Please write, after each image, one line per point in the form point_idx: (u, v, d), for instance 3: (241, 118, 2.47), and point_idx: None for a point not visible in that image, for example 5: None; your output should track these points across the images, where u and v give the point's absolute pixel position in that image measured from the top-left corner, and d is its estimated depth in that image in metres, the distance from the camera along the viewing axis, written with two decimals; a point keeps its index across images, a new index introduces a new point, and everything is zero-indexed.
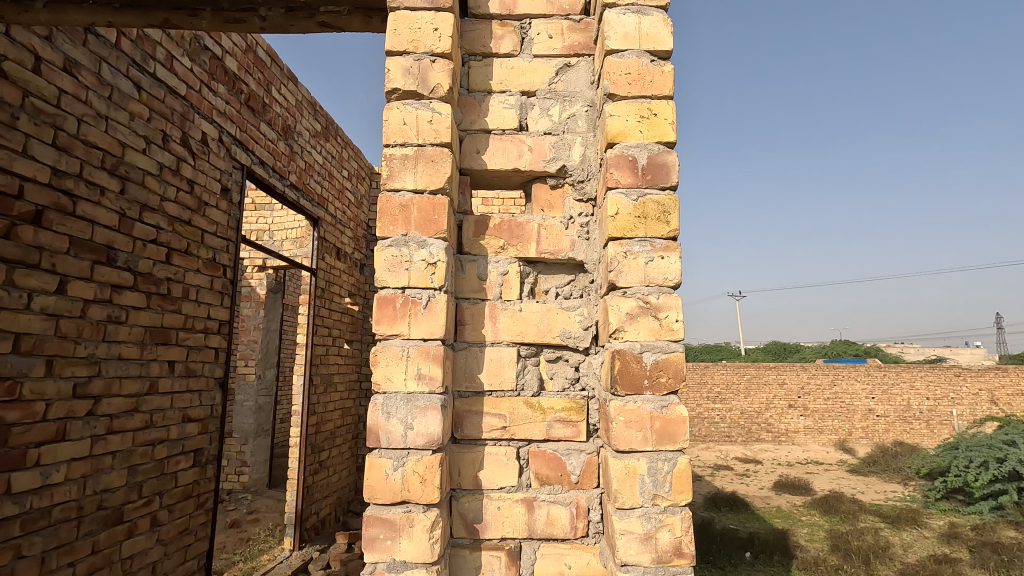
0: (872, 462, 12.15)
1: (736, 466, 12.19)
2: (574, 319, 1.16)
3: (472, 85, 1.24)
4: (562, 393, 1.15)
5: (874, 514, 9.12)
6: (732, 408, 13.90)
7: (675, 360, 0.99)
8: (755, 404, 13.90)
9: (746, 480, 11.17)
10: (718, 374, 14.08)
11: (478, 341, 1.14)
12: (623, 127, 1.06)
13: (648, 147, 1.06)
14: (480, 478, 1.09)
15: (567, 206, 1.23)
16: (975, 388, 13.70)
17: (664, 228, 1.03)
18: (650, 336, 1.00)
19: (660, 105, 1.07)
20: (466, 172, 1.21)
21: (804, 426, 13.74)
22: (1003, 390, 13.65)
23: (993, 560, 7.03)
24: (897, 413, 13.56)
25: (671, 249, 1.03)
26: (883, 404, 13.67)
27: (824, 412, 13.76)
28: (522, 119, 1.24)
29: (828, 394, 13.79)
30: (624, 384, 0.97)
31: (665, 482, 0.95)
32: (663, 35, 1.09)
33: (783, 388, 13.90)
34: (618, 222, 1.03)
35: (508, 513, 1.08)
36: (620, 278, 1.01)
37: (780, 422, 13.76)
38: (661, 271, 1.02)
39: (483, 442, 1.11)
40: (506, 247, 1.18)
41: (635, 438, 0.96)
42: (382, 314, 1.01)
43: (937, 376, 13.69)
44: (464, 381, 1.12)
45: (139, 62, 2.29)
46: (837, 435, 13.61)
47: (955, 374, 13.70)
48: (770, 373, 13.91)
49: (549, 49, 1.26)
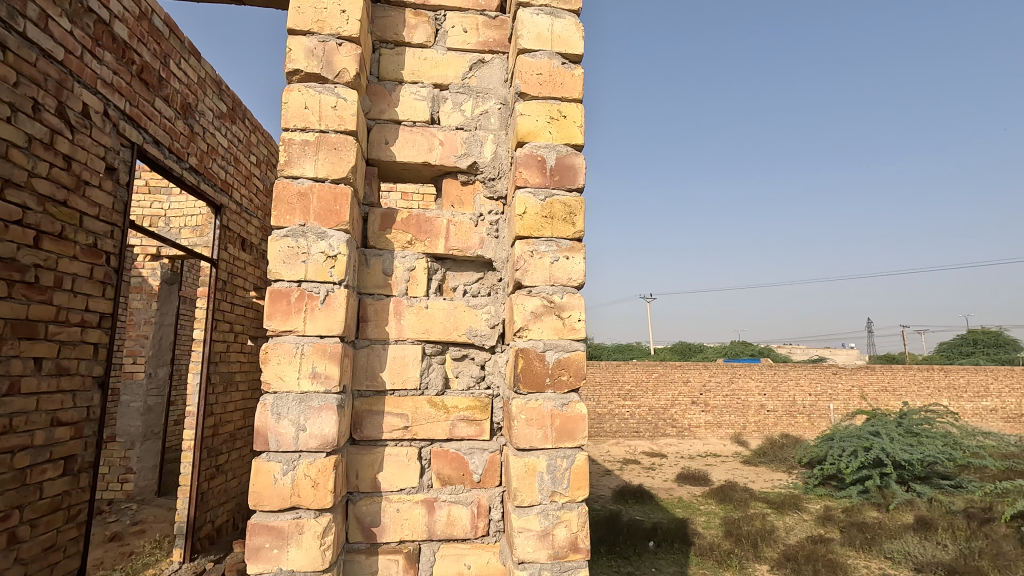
0: (762, 453, 13.26)
1: (643, 460, 12.83)
2: (480, 317, 1.16)
3: (383, 73, 1.20)
4: (467, 391, 1.14)
5: (762, 501, 9.97)
6: (641, 404, 14.57)
7: (576, 359, 1.01)
8: (662, 401, 14.67)
9: (652, 473, 11.81)
10: (629, 372, 14.68)
11: (380, 338, 1.10)
12: (533, 127, 1.07)
13: (557, 148, 1.07)
14: (379, 480, 1.05)
15: (477, 204, 1.21)
16: (849, 385, 15.33)
17: (570, 229, 1.05)
18: (553, 335, 1.01)
19: (569, 108, 1.09)
20: (373, 163, 1.17)
21: (704, 421, 14.71)
22: (870, 386, 15.38)
23: (859, 539, 7.96)
24: (784, 408, 14.90)
25: (575, 251, 1.04)
26: (773, 399, 14.95)
27: (722, 408, 14.83)
28: (434, 112, 1.21)
29: (726, 391, 14.87)
30: (526, 383, 0.98)
31: (563, 479, 0.96)
32: (574, 39, 1.11)
33: (687, 386, 14.80)
34: (525, 221, 1.03)
35: (407, 515, 1.05)
36: (526, 277, 1.02)
37: (683, 418, 14.63)
38: (565, 272, 1.03)
39: (384, 443, 1.07)
40: (414, 242, 1.15)
41: (536, 436, 0.97)
42: (275, 309, 0.95)
43: (819, 375, 15.17)
44: (364, 380, 1.08)
45: (3, 19, 2.00)
46: (733, 429, 14.72)
47: (833, 372, 15.25)
48: (676, 371, 14.76)
49: (464, 43, 1.24)
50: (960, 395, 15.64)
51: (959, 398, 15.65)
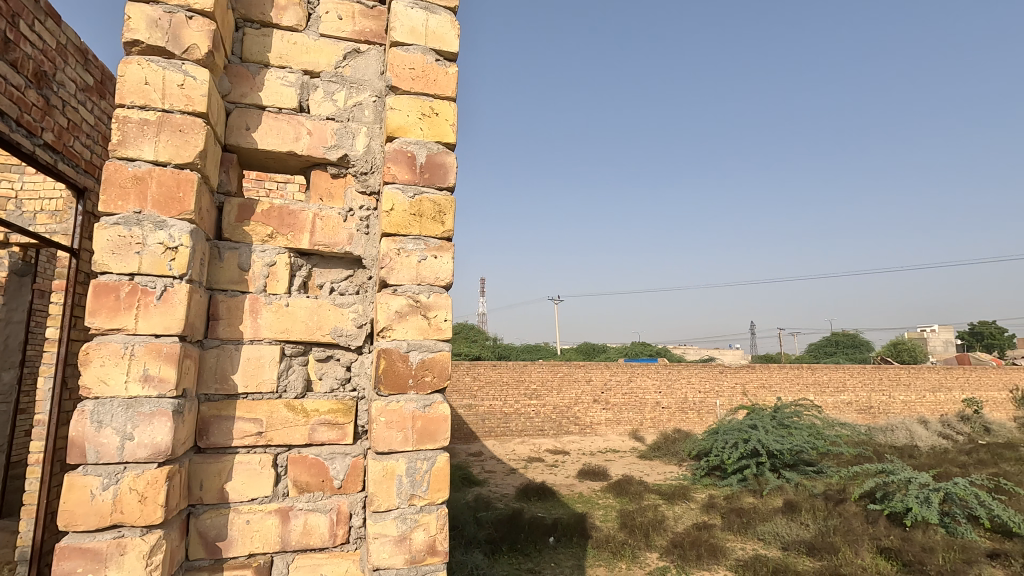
0: (656, 447, 14.11)
1: (547, 458, 13.17)
2: (347, 316, 1.11)
3: (246, 54, 1.12)
4: (330, 394, 1.09)
5: (655, 492, 10.61)
6: (546, 403, 14.91)
7: (440, 360, 1.00)
8: (566, 400, 15.14)
9: (555, 470, 12.15)
10: (535, 371, 14.97)
11: (233, 338, 1.03)
12: (404, 123, 1.04)
13: (427, 146, 1.05)
14: (226, 490, 0.98)
15: (349, 198, 1.16)
16: (733, 382, 16.72)
17: (438, 228, 1.03)
18: (418, 336, 0.99)
19: (442, 105, 1.07)
20: (231, 149, 1.08)
21: (605, 418, 15.35)
22: (751, 383, 16.88)
23: (736, 523, 8.72)
24: (677, 404, 15.95)
25: (444, 250, 1.03)
26: (667, 397, 15.95)
27: (621, 406, 15.57)
28: (303, 100, 1.15)
29: (625, 389, 15.65)
30: (388, 385, 0.95)
31: (422, 482, 0.95)
32: (449, 36, 1.10)
33: (590, 385, 15.38)
34: (393, 218, 1.01)
35: (258, 527, 0.99)
36: (391, 275, 0.99)
37: (586, 416, 15.19)
38: (432, 271, 1.02)
39: (234, 451, 1.00)
40: (275, 235, 1.09)
41: (396, 439, 0.95)
42: (98, 304, 0.85)
43: (707, 373, 16.40)
44: (213, 383, 1.00)
45: None
46: (631, 425, 15.52)
47: (719, 371, 16.56)
48: (579, 370, 15.28)
49: (338, 30, 1.19)
50: (824, 391, 17.59)
51: (822, 393, 17.61)
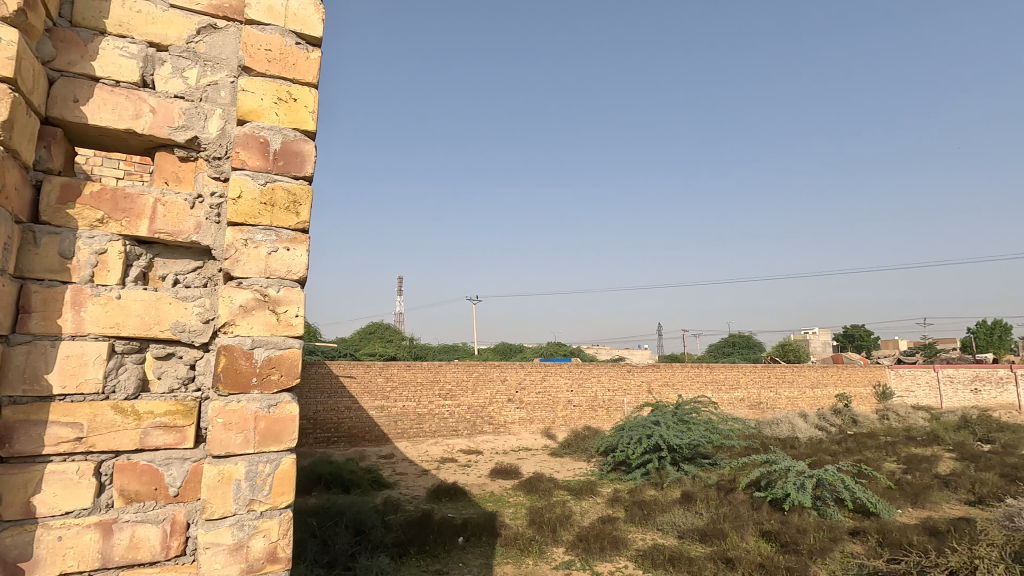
0: (567, 445, 14.49)
1: (460, 458, 13.12)
2: (191, 311, 1.03)
3: (76, 17, 1.01)
4: (168, 395, 1.00)
5: (564, 489, 10.90)
6: (460, 403, 14.82)
7: (289, 357, 0.95)
8: (480, 400, 15.15)
9: (467, 471, 12.12)
10: (450, 372, 14.84)
11: (49, 334, 0.92)
12: (257, 106, 0.99)
13: (283, 132, 1.01)
14: (34, 505, 0.87)
15: (200, 183, 1.08)
16: (640, 381, 17.55)
17: (292, 218, 0.99)
18: (265, 332, 0.94)
19: (301, 90, 1.03)
20: (56, 122, 0.97)
21: (519, 417, 15.54)
22: (656, 381, 17.81)
23: (638, 515, 9.17)
24: (587, 402, 16.49)
25: (297, 242, 0.99)
26: (578, 395, 16.44)
27: (534, 405, 15.85)
28: (146, 75, 1.05)
29: (539, 388, 15.94)
30: (227, 384, 0.89)
31: (264, 486, 0.90)
32: (312, 19, 1.05)
33: (504, 384, 15.50)
34: (240, 206, 0.95)
35: (72, 544, 0.89)
36: (236, 268, 0.94)
37: (500, 415, 15.28)
38: (284, 263, 0.97)
39: (45, 460, 0.89)
40: (106, 220, 0.99)
41: (234, 441, 0.89)
42: None
43: (616, 372, 17.10)
44: (21, 384, 0.88)
45: None
46: (543, 424, 15.84)
47: (627, 370, 17.32)
48: (494, 370, 15.36)
49: (191, 2, 1.10)
50: (720, 388, 18.93)
51: (718, 390, 18.95)
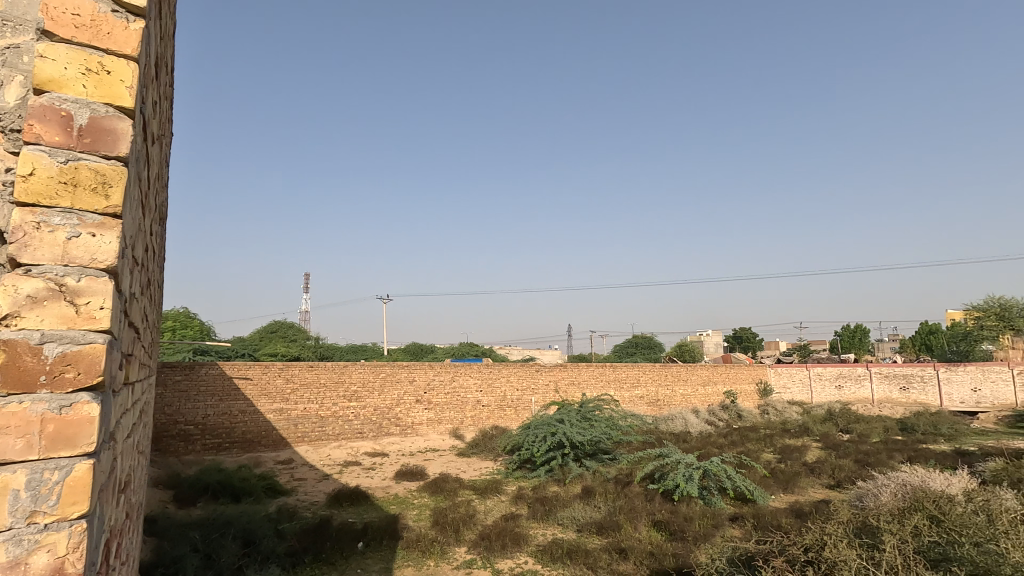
0: (475, 445, 14.56)
1: (364, 461, 12.78)
2: None
3: None
4: None
5: (469, 488, 10.94)
6: (366, 405, 14.36)
7: (86, 356, 1.19)
8: (387, 401, 14.78)
9: (371, 473, 11.81)
10: (356, 372, 14.29)
11: None
12: (64, 75, 1.27)
13: (91, 106, 1.29)
14: None
15: None
16: (547, 380, 18.00)
17: (99, 201, 1.25)
18: (57, 325, 1.16)
19: (112, 61, 1.34)
20: None
21: (426, 418, 15.37)
22: (562, 380, 18.36)
23: (540, 511, 9.42)
24: (495, 402, 16.66)
25: (101, 228, 1.25)
26: (487, 395, 16.57)
27: (443, 405, 15.74)
28: None
29: (448, 388, 15.86)
30: (9, 384, 1.09)
31: (50, 497, 1.11)
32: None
33: (412, 385, 15.25)
34: (34, 185, 1.19)
35: None
36: (25, 256, 1.16)
37: (407, 416, 14.99)
38: (86, 252, 1.22)
39: None
40: None
41: (13, 447, 1.10)
42: None
43: (524, 372, 17.44)
44: None
45: None
46: (452, 424, 15.78)
47: (535, 370, 17.73)
48: (402, 370, 15.07)
49: None
50: (621, 387, 19.89)
51: (620, 389, 19.88)
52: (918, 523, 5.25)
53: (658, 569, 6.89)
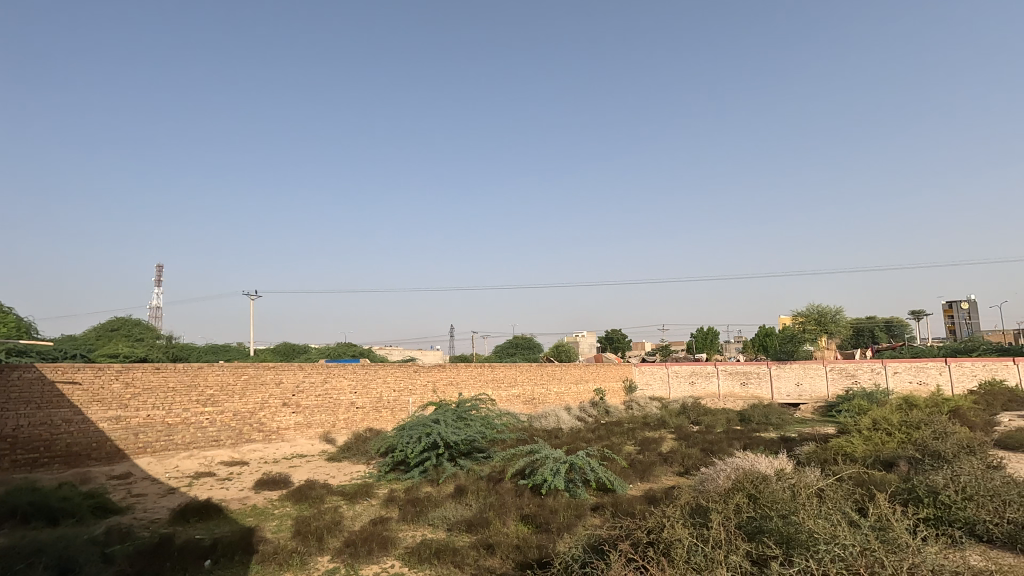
0: (346, 448, 13.96)
1: (219, 471, 11.66)
2: None
3: None
4: None
5: (336, 494, 10.46)
6: (224, 410, 13.10)
7: None
8: (249, 405, 13.62)
9: (226, 485, 10.81)
10: (213, 375, 13.02)
11: None
12: None
13: None
14: None
15: None
16: (425, 381, 17.87)
17: None
18: None
19: None
20: None
21: (294, 422, 14.43)
22: (440, 381, 18.32)
23: (410, 513, 9.27)
24: (371, 404, 16.14)
25: None
26: (362, 397, 15.99)
27: (313, 408, 14.88)
28: None
29: (319, 391, 15.05)
30: None
31: None
32: None
33: (279, 388, 14.24)
34: None
35: None
36: None
37: (272, 421, 13.95)
38: None
39: None
40: None
41: None
42: None
43: (402, 372, 17.16)
44: None
45: None
46: (322, 428, 14.97)
47: (414, 370, 17.52)
48: (267, 372, 14.02)
49: None
50: (499, 386, 20.31)
51: (498, 388, 20.27)
52: (740, 501, 5.97)
53: (521, 561, 7.08)
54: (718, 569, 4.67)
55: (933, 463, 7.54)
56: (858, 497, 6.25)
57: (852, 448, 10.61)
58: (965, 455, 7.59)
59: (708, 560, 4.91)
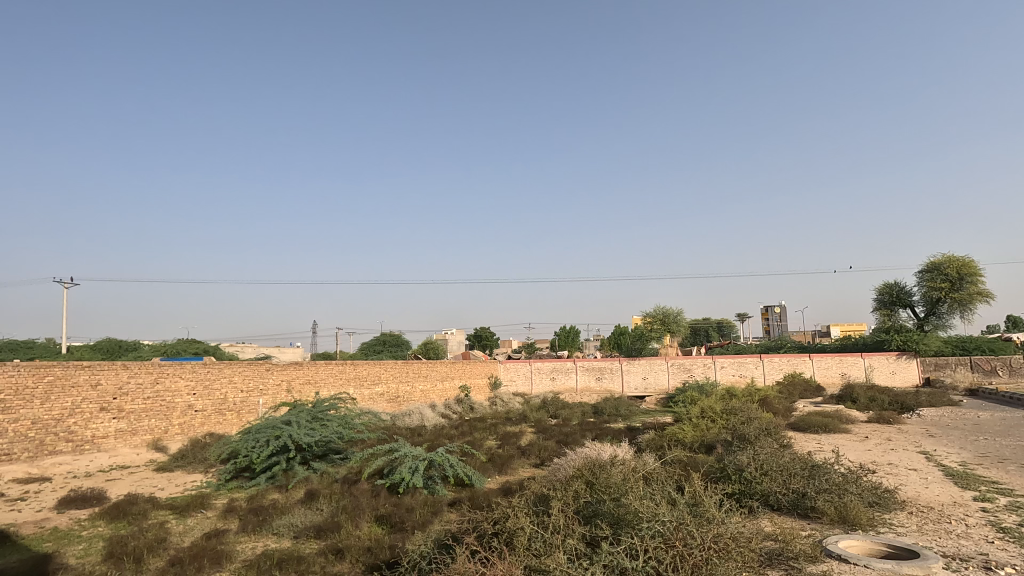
0: (180, 456, 12.48)
1: (9, 491, 9.73)
2: None
3: None
4: None
5: (164, 509, 9.31)
6: (20, 418, 10.81)
7: None
8: (55, 411, 11.42)
9: (18, 506, 9.07)
10: (5, 376, 10.78)
11: None
12: None
13: None
14: None
15: None
16: (279, 380, 16.68)
17: None
18: None
19: None
20: None
21: (115, 429, 12.45)
22: (296, 380, 17.21)
23: (252, 522, 8.56)
24: (213, 406, 14.61)
25: None
26: (202, 399, 14.41)
27: (140, 413, 13.03)
28: None
29: (148, 393, 13.23)
30: None
31: None
32: None
33: (96, 390, 12.23)
34: None
35: None
36: None
37: (85, 429, 11.85)
38: None
39: None
40: None
41: None
42: None
43: (251, 371, 15.82)
44: None
45: None
46: (151, 435, 13.17)
47: (265, 368, 16.25)
48: (82, 372, 11.99)
49: None
50: (361, 384, 19.60)
51: (360, 386, 19.54)
52: (579, 488, 6.38)
53: (371, 563, 6.88)
54: (555, 552, 4.92)
55: (740, 444, 8.73)
56: (680, 478, 7.02)
57: (683, 434, 11.89)
58: (764, 437, 8.90)
59: (548, 544, 5.16)
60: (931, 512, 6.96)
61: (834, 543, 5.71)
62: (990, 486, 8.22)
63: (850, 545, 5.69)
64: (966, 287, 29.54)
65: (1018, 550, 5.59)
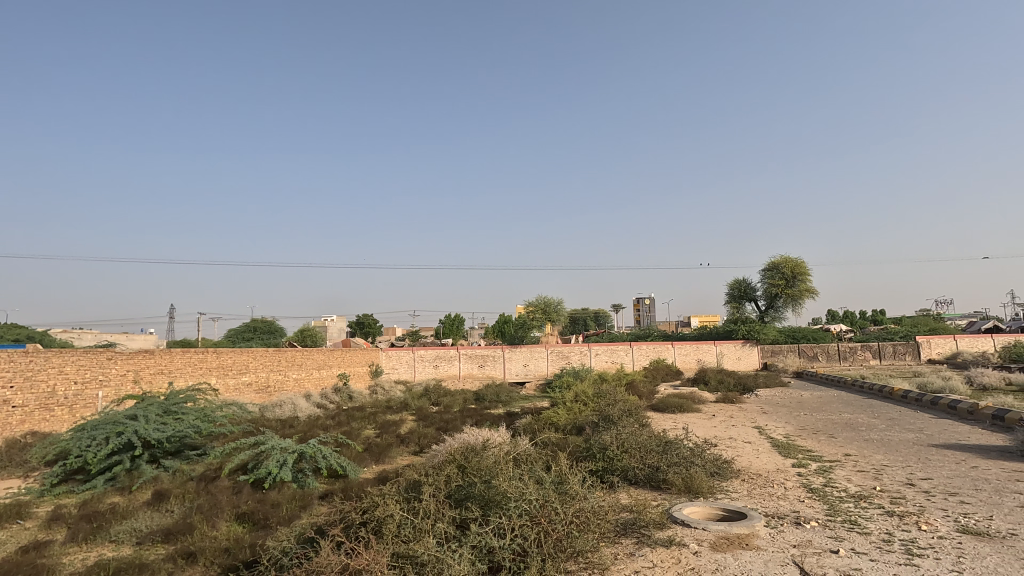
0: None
1: None
2: None
3: None
4: None
5: None
6: None
7: None
8: None
9: None
10: None
11: None
12: None
13: None
14: None
15: None
16: (123, 369, 14.75)
17: None
18: None
19: None
20: None
21: None
22: (144, 370, 15.34)
23: (83, 530, 7.53)
24: (37, 401, 12.46)
25: None
26: (22, 393, 12.23)
27: None
28: None
29: None
30: None
31: None
32: None
33: None
34: None
35: None
36: None
37: None
38: None
39: None
40: None
41: None
42: None
43: (88, 360, 13.80)
44: None
45: None
46: None
47: (106, 357, 14.28)
48: None
49: None
50: (225, 373, 17.98)
51: (223, 376, 17.90)
52: (451, 472, 6.41)
53: (227, 564, 6.37)
54: (423, 538, 4.91)
55: (606, 425, 9.34)
56: (549, 458, 7.36)
57: (557, 418, 12.42)
58: (626, 418, 9.62)
59: (418, 530, 5.12)
60: (759, 478, 7.99)
61: (679, 510, 6.35)
62: (805, 454, 9.63)
63: (692, 511, 6.37)
64: (798, 285, 34.07)
65: (822, 506, 6.62)
